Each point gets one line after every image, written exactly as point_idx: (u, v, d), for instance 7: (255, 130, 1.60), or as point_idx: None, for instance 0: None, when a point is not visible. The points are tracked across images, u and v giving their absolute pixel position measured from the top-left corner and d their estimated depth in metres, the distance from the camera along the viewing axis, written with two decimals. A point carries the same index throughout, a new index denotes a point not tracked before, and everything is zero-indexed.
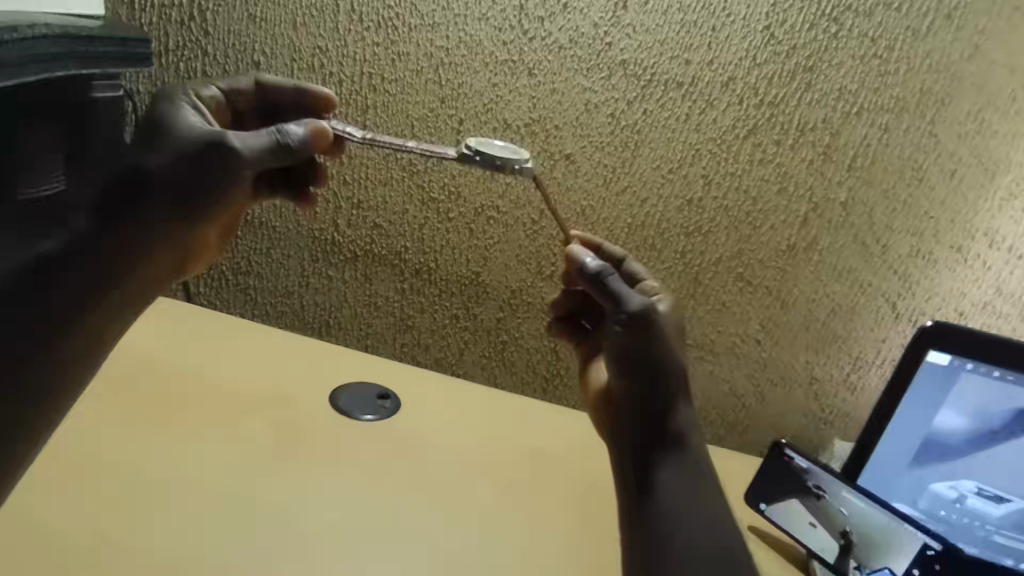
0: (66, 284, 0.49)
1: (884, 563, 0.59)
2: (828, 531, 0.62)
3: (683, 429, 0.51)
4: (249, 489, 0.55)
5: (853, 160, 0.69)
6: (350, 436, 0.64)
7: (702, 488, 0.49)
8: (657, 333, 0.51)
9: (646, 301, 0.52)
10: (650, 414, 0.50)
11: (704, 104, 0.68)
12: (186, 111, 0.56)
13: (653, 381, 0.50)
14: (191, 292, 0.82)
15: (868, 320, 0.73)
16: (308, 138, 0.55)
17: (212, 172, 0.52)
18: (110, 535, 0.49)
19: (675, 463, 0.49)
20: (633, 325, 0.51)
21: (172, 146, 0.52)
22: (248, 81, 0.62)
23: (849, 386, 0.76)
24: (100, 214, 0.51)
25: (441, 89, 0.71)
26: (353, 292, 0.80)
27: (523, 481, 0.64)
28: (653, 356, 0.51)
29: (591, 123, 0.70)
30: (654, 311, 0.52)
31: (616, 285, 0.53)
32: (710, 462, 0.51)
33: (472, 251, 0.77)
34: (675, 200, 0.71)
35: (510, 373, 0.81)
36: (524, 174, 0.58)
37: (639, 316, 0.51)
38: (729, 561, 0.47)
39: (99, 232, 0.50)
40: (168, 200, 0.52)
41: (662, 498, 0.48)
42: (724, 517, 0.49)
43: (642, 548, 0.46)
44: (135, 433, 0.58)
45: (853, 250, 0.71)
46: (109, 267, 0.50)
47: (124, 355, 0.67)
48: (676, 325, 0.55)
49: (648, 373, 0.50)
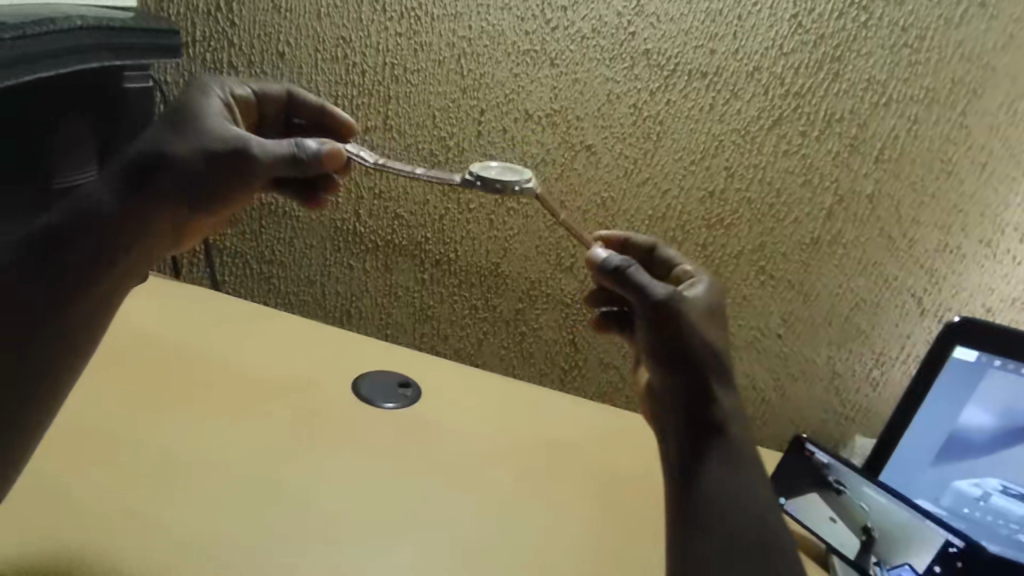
0: (74, 253, 0.48)
1: (904, 560, 0.58)
2: (848, 526, 0.62)
3: (728, 418, 0.49)
4: (274, 474, 0.57)
5: (880, 152, 0.67)
6: (371, 423, 0.65)
7: (749, 477, 0.48)
8: (684, 321, 0.50)
9: (671, 290, 0.50)
10: (693, 404, 0.49)
11: (729, 94, 0.67)
12: (211, 101, 0.56)
13: (694, 370, 0.49)
14: (218, 279, 0.83)
15: (893, 315, 0.72)
16: (321, 153, 0.54)
17: (222, 174, 0.53)
18: (138, 512, 0.51)
19: (720, 453, 0.48)
20: (661, 318, 0.50)
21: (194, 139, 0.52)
22: (279, 87, 0.63)
23: (871, 382, 0.75)
24: (112, 186, 0.49)
25: (462, 80, 0.71)
26: (374, 282, 0.81)
27: (541, 472, 0.64)
28: (686, 345, 0.49)
29: (613, 114, 0.69)
30: (681, 299, 0.51)
31: (639, 276, 0.51)
32: (749, 446, 0.49)
33: (493, 242, 0.77)
34: (698, 191, 0.71)
35: (529, 364, 0.81)
36: (524, 194, 0.59)
37: (665, 306, 0.50)
38: (764, 543, 0.46)
39: (107, 203, 0.49)
40: (181, 183, 0.51)
41: (708, 488, 0.46)
42: (762, 502, 0.48)
43: (689, 538, 0.45)
44: (162, 415, 0.60)
45: (879, 243, 0.70)
46: (111, 240, 0.49)
47: (152, 340, 0.68)
48: (712, 305, 0.53)
49: (686, 363, 0.49)
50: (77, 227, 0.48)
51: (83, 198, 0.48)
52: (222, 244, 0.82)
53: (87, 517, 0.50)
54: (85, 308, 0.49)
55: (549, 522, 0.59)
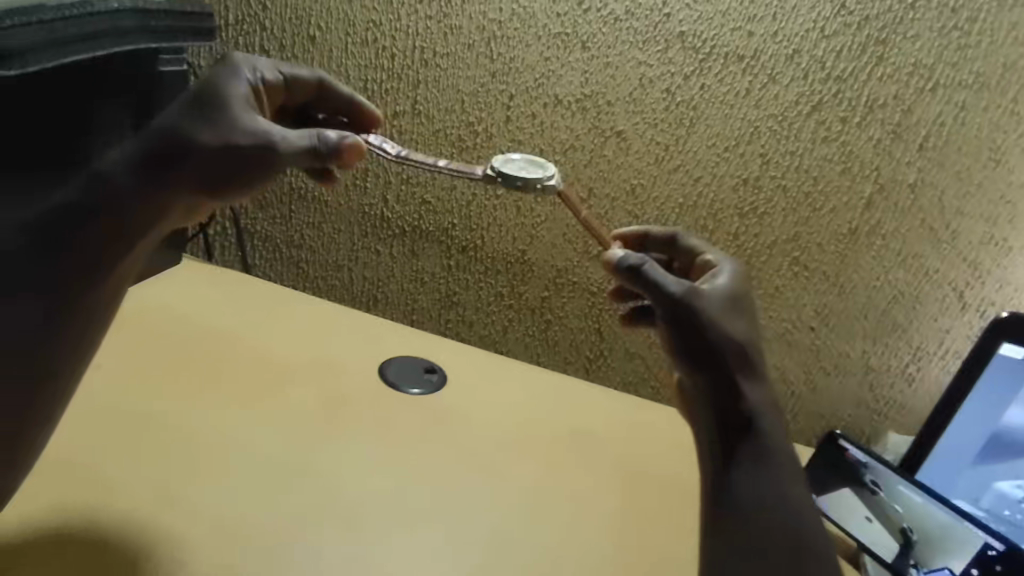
0: (82, 237, 0.45)
1: (943, 563, 0.56)
2: (884, 526, 0.60)
3: (756, 413, 0.45)
4: (300, 456, 0.57)
5: (924, 140, 0.65)
6: (395, 408, 0.65)
7: (779, 476, 0.44)
8: (700, 316, 0.46)
9: (686, 286, 0.47)
10: (718, 406, 0.45)
11: (766, 78, 0.65)
12: (237, 85, 0.52)
13: (717, 368, 0.45)
14: (248, 263, 0.85)
15: (932, 309, 0.69)
16: (341, 147, 0.50)
17: (244, 167, 0.48)
18: (169, 490, 0.52)
19: (748, 452, 0.44)
20: (675, 315, 0.46)
21: (219, 129, 0.48)
22: (310, 74, 0.61)
23: (906, 378, 0.72)
24: (131, 167, 0.46)
25: (492, 64, 0.70)
26: (400, 267, 0.81)
27: (564, 460, 0.64)
28: (704, 342, 0.46)
29: (645, 99, 0.68)
30: (699, 295, 0.47)
31: (655, 273, 0.48)
32: (784, 444, 0.46)
33: (520, 229, 0.76)
34: (731, 179, 0.69)
35: (553, 352, 0.81)
36: (546, 191, 0.58)
37: (680, 302, 0.46)
38: (800, 550, 0.43)
39: (121, 186, 0.46)
40: (200, 173, 0.47)
41: (736, 490, 0.43)
42: (798, 507, 0.44)
43: (716, 543, 0.43)
44: (193, 395, 0.61)
45: (919, 235, 0.67)
46: (128, 222, 0.46)
47: (183, 322, 0.70)
48: (734, 294, 0.49)
49: (707, 362, 0.45)
50: (83, 208, 0.45)
51: (99, 176, 0.46)
52: (252, 228, 0.83)
53: (122, 493, 0.51)
54: (91, 294, 0.46)
55: (572, 512, 0.58)
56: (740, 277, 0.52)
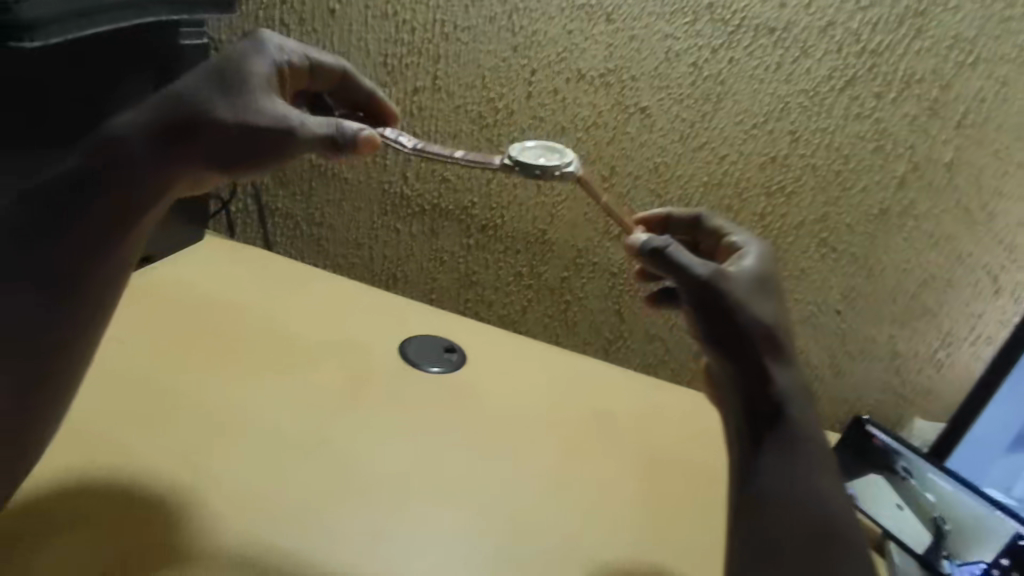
0: (88, 212, 0.43)
1: (979, 556, 0.55)
2: (916, 514, 0.59)
3: (785, 399, 0.44)
4: (320, 432, 0.58)
5: (963, 117, 0.62)
6: (413, 386, 0.65)
7: (808, 462, 0.44)
8: (727, 300, 0.45)
9: (712, 268, 0.46)
10: (746, 392, 0.45)
11: (798, 52, 0.63)
12: (263, 64, 0.51)
13: (745, 353, 0.44)
14: (270, 240, 0.85)
15: (964, 293, 0.67)
16: (357, 140, 0.49)
17: (261, 150, 0.47)
18: (193, 463, 0.53)
19: (776, 439, 0.43)
20: (702, 299, 0.45)
21: (241, 105, 0.47)
22: (338, 64, 0.60)
23: (935, 363, 0.70)
24: (148, 137, 0.45)
25: (514, 38, 0.69)
26: (420, 246, 0.81)
27: (582, 441, 0.64)
28: (731, 326, 0.45)
29: (671, 74, 0.66)
30: (727, 278, 0.46)
31: (681, 256, 0.46)
32: (812, 428, 0.45)
33: (540, 209, 0.75)
34: (759, 156, 0.67)
35: (573, 333, 0.80)
36: (565, 178, 0.57)
37: (706, 285, 0.45)
38: (823, 535, 0.42)
39: (137, 155, 0.44)
40: (220, 151, 0.46)
41: (763, 474, 0.43)
42: (823, 492, 0.43)
43: (742, 527, 0.42)
44: (216, 370, 0.61)
45: (953, 216, 0.65)
46: (134, 196, 0.44)
47: (205, 298, 0.70)
48: (761, 276, 0.48)
49: (734, 347, 0.44)
50: (92, 176, 0.43)
51: (110, 142, 0.44)
52: (274, 205, 0.83)
53: (147, 465, 0.52)
54: (99, 273, 0.45)
55: (589, 493, 0.58)
56: (768, 260, 0.51)
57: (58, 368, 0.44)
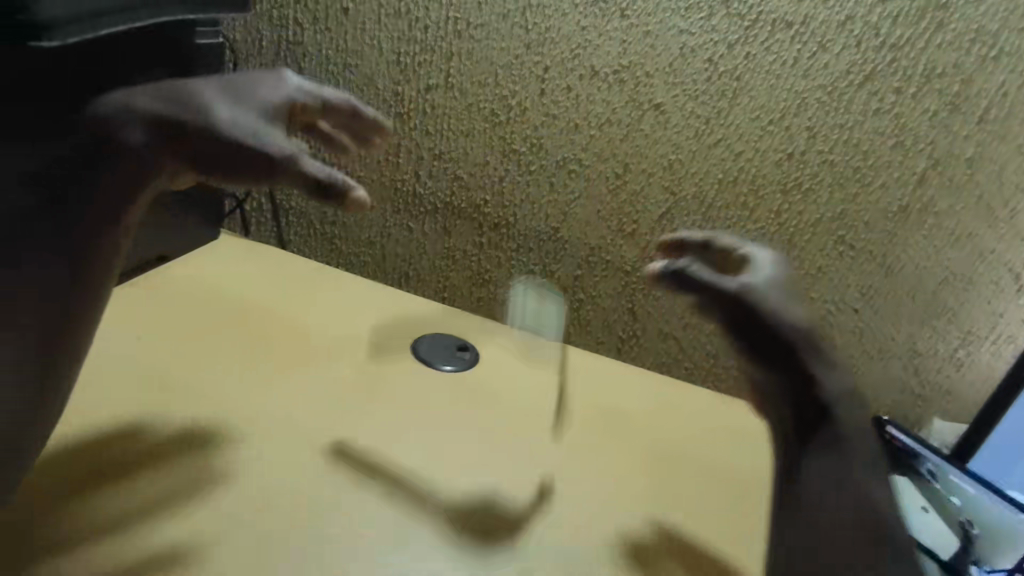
0: (73, 207, 0.40)
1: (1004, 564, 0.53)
2: (941, 519, 0.57)
3: (831, 402, 0.46)
4: (333, 430, 0.58)
5: (985, 112, 0.61)
6: (425, 384, 0.65)
7: (854, 463, 0.45)
8: (761, 311, 0.47)
9: (740, 283, 0.47)
10: (793, 400, 0.46)
11: (817, 46, 0.62)
12: (274, 94, 0.47)
13: (789, 361, 0.46)
14: (284, 238, 0.86)
15: (984, 292, 0.66)
16: (347, 200, 0.42)
17: (247, 167, 0.43)
18: (207, 456, 0.53)
19: (823, 442, 0.45)
20: (736, 314, 0.47)
21: (238, 121, 0.43)
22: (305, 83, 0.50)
23: (954, 363, 0.69)
24: (145, 125, 0.41)
25: (527, 34, 0.69)
26: (432, 244, 0.81)
27: (596, 440, 0.63)
28: (770, 336, 0.47)
29: (686, 69, 0.65)
30: (754, 290, 0.48)
31: (703, 275, 0.48)
32: (862, 432, 0.47)
33: (553, 207, 0.75)
34: (775, 153, 0.66)
35: (585, 332, 0.80)
36: None
37: (738, 300, 0.47)
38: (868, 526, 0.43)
39: (129, 142, 0.41)
40: (208, 158, 0.42)
41: (809, 480, 0.44)
42: (867, 491, 0.45)
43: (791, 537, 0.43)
44: (229, 366, 0.62)
45: (975, 213, 0.64)
46: (123, 191, 0.42)
47: (218, 295, 0.70)
48: (780, 282, 0.50)
49: (774, 357, 0.46)
50: (84, 155, 0.40)
51: (96, 125, 0.40)
52: (288, 204, 0.84)
53: (162, 458, 0.52)
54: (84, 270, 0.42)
55: (602, 492, 0.57)
56: (782, 264, 0.53)
57: (64, 344, 0.42)
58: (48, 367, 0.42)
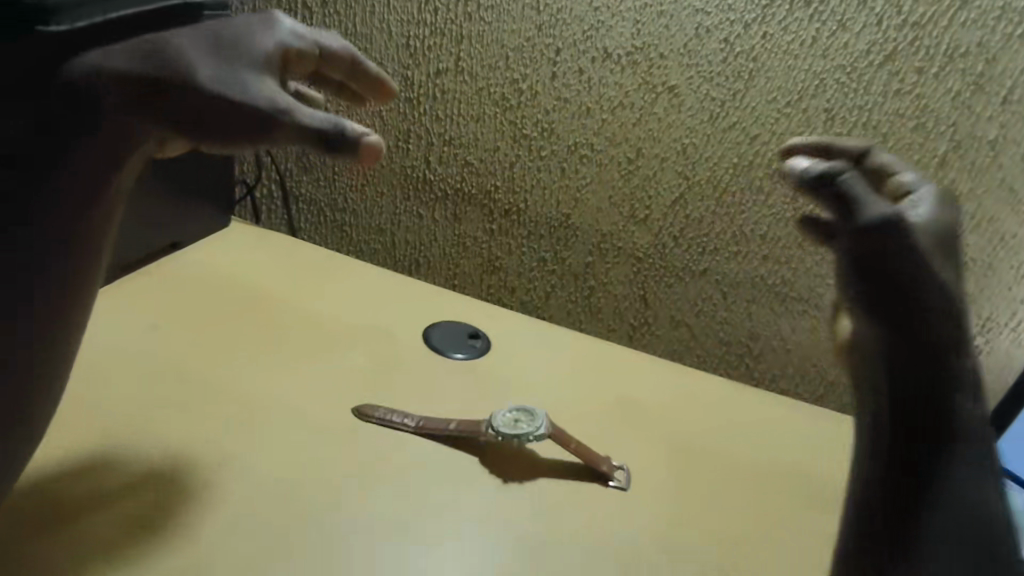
0: (61, 191, 0.36)
1: None
2: None
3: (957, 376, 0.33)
4: (345, 417, 0.58)
5: (1010, 91, 0.59)
6: (437, 372, 0.65)
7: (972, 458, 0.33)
8: (901, 246, 0.33)
9: (888, 208, 0.34)
10: (909, 371, 0.33)
11: (836, 25, 0.60)
12: (268, 42, 0.41)
13: (911, 317, 0.33)
14: (295, 226, 0.85)
15: (1006, 277, 0.65)
16: (357, 146, 0.37)
17: (241, 128, 0.37)
18: (221, 444, 0.53)
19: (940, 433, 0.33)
20: (874, 244, 0.33)
21: (226, 77, 0.37)
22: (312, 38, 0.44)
23: (974, 349, 0.68)
24: (119, 87, 0.36)
25: (538, 16, 0.67)
26: (442, 231, 0.81)
27: (608, 428, 0.63)
28: (905, 279, 0.33)
29: (701, 50, 0.64)
30: (910, 225, 0.33)
31: (856, 185, 0.35)
32: (982, 428, 0.34)
33: (564, 192, 0.74)
34: (792, 136, 0.65)
35: (596, 320, 0.80)
36: None
37: (878, 227, 0.33)
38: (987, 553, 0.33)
39: (115, 107, 0.36)
40: (201, 123, 0.37)
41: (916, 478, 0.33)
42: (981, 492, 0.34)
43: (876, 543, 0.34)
44: (242, 354, 0.62)
45: (997, 196, 0.62)
46: (112, 167, 0.37)
47: (230, 284, 0.70)
48: (946, 220, 0.34)
49: (904, 308, 0.33)
50: (86, 105, 0.36)
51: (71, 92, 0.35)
52: (298, 191, 0.84)
53: (176, 445, 0.52)
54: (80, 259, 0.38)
55: (612, 480, 0.57)
56: (949, 204, 0.35)
57: (65, 316, 0.39)
58: (48, 346, 0.39)
